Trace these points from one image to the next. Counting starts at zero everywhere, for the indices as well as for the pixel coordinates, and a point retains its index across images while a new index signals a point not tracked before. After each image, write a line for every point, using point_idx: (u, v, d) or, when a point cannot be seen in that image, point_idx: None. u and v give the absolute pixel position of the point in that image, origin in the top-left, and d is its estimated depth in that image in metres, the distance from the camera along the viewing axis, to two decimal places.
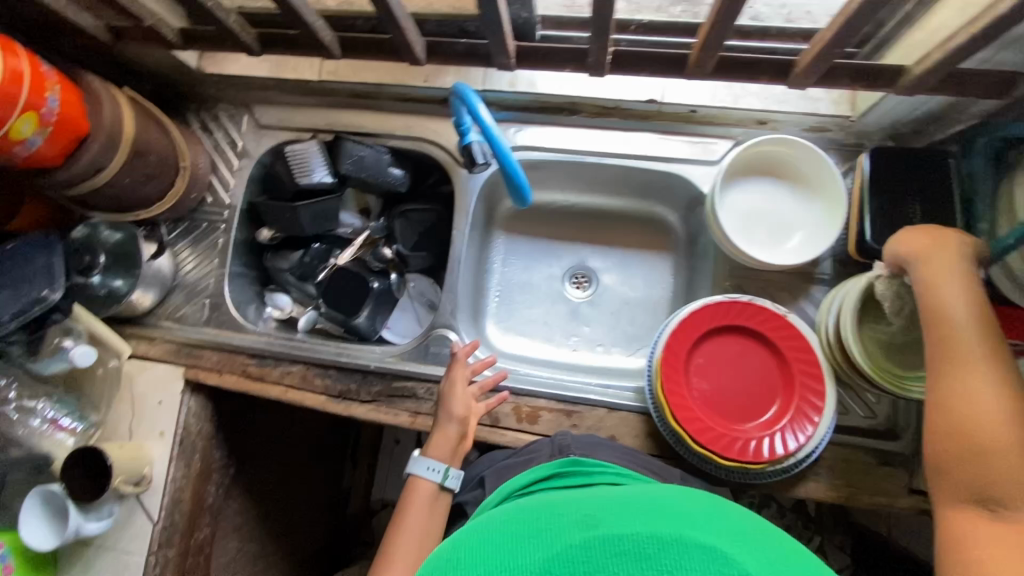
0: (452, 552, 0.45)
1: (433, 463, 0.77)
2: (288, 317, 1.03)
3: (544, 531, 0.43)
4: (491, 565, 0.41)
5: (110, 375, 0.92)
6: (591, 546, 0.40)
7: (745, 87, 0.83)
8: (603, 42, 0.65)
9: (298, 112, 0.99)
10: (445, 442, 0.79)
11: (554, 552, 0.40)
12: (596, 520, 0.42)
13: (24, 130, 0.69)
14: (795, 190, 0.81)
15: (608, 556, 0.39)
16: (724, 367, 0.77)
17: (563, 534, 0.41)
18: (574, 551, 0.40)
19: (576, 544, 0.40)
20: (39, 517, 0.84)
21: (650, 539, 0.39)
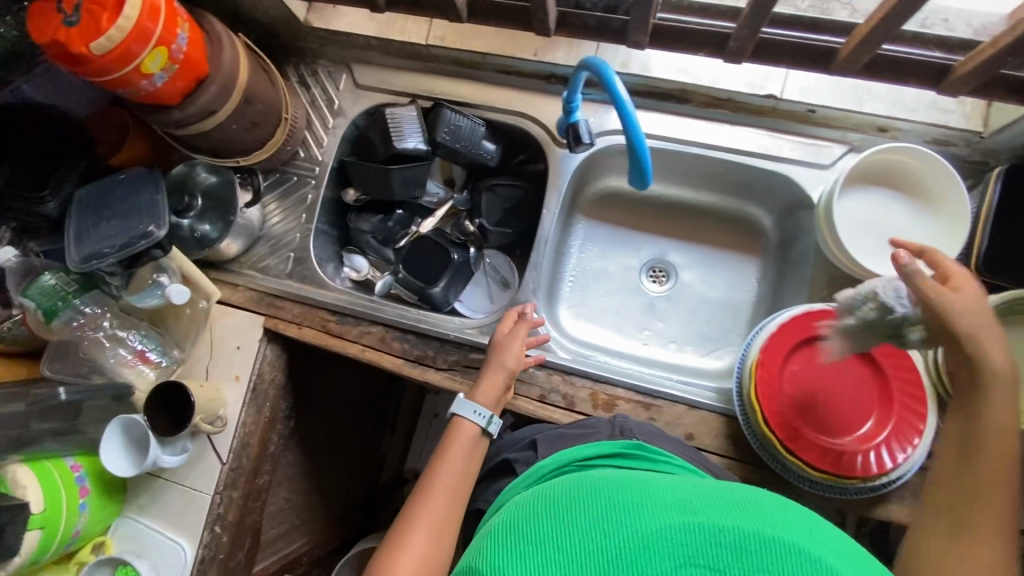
0: (536, 508, 0.45)
1: (481, 408, 0.73)
2: (364, 279, 1.03)
3: (641, 505, 0.43)
4: (581, 535, 0.41)
5: (197, 315, 0.94)
6: (692, 530, 0.40)
7: (872, 91, 0.80)
8: (758, 25, 0.64)
9: (398, 75, 0.98)
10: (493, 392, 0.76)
11: (655, 528, 0.40)
12: (694, 507, 0.42)
13: (153, 67, 0.69)
14: (913, 203, 0.78)
15: (708, 544, 0.39)
16: (819, 377, 0.75)
17: (660, 514, 0.41)
18: (675, 531, 0.40)
19: (676, 525, 0.40)
20: (118, 445, 0.86)
21: (753, 536, 0.39)
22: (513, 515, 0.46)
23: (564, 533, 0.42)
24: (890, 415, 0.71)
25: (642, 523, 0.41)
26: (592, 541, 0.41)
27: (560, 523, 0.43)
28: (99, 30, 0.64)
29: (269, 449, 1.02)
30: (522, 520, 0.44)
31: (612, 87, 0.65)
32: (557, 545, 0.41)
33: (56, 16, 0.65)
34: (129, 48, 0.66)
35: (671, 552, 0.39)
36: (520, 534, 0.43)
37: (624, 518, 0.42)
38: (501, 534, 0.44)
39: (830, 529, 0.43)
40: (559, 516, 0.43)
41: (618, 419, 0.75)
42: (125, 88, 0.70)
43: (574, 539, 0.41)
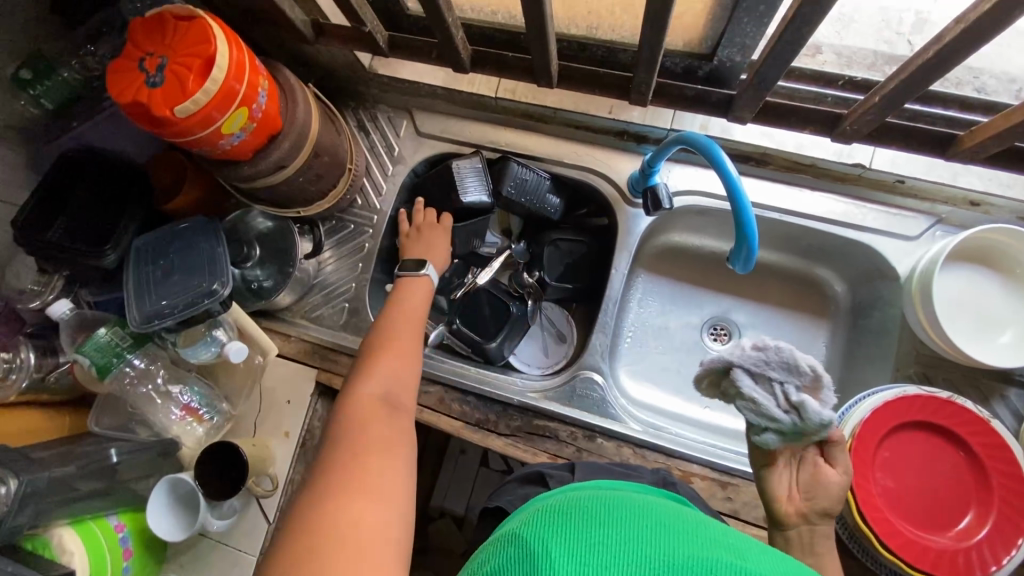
0: (571, 501, 0.37)
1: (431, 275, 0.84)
2: None
3: (695, 533, 0.34)
4: (610, 537, 0.33)
5: (253, 369, 0.91)
6: (739, 573, 0.30)
7: (966, 165, 0.77)
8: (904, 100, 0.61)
9: (462, 125, 0.96)
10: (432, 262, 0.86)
11: (701, 555, 0.32)
12: (751, 555, 0.32)
13: (233, 126, 0.66)
14: (1009, 284, 0.75)
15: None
16: (913, 466, 0.71)
17: (710, 547, 0.32)
18: (722, 566, 0.31)
19: (723, 561, 0.31)
20: (165, 506, 0.83)
21: None
22: (546, 505, 0.38)
23: (586, 528, 0.33)
24: (990, 510, 0.68)
25: (687, 547, 0.32)
26: (612, 544, 0.32)
27: (589, 514, 0.34)
28: (185, 93, 0.61)
29: None
30: (554, 508, 0.37)
31: (720, 162, 0.65)
32: (573, 534, 0.33)
33: (139, 75, 0.62)
34: (211, 112, 0.62)
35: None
36: (541, 519, 0.35)
37: (665, 537, 0.33)
38: (535, 513, 0.37)
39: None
40: (590, 509, 0.35)
41: (664, 472, 0.74)
42: (200, 146, 0.67)
43: (594, 538, 0.33)
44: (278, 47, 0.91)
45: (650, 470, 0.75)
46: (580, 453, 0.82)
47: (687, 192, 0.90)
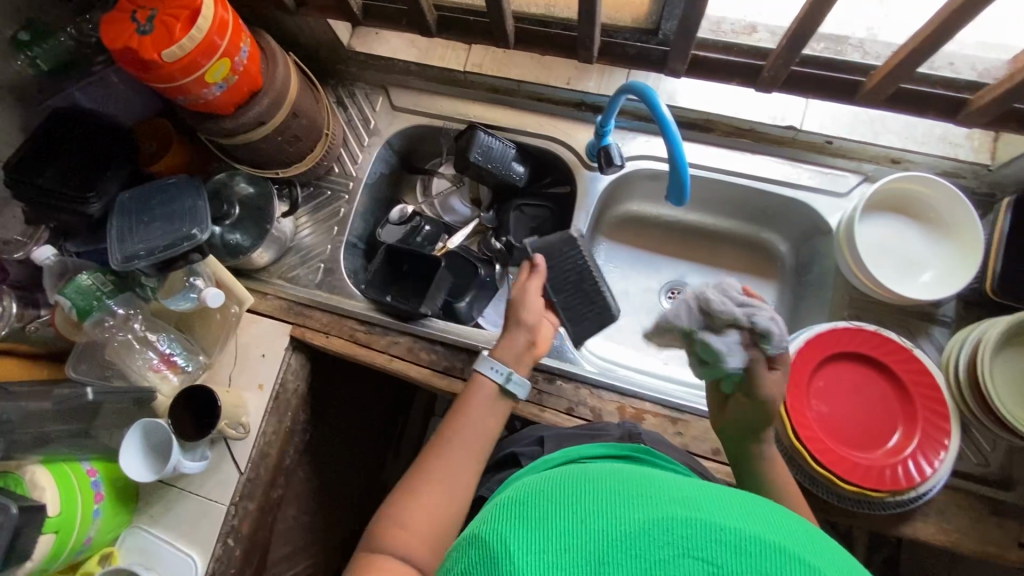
0: (527, 489, 0.38)
1: (500, 366, 0.76)
2: None
3: (646, 496, 0.35)
4: (577, 515, 0.34)
5: (228, 321, 0.94)
6: (693, 526, 0.32)
7: (886, 124, 0.85)
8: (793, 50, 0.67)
9: (433, 99, 1.03)
10: (512, 346, 0.78)
11: (655, 517, 0.33)
12: (701, 503, 0.34)
13: (216, 76, 0.73)
14: (925, 230, 0.83)
15: (708, 541, 0.31)
16: (844, 392, 0.77)
17: (661, 503, 0.34)
18: (675, 524, 0.32)
19: (676, 517, 0.33)
20: (138, 450, 0.84)
21: (756, 541, 0.32)
22: (503, 495, 0.39)
23: (544, 516, 0.34)
24: (915, 431, 0.73)
25: (639, 512, 0.33)
26: (571, 525, 0.33)
27: (543, 504, 0.35)
28: (172, 40, 0.67)
29: (285, 461, 1.01)
30: (511, 499, 0.37)
31: (656, 108, 0.70)
32: (533, 525, 0.34)
33: (130, 27, 0.69)
34: (196, 58, 0.69)
35: (668, 542, 0.32)
36: (501, 514, 0.36)
37: (618, 505, 0.34)
38: (492, 510, 0.37)
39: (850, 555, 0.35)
40: (547, 498, 0.36)
41: (627, 426, 0.78)
42: (184, 95, 0.74)
43: (554, 523, 0.34)
44: (263, 24, 0.98)
45: (617, 428, 0.78)
46: (541, 394, 0.87)
47: (640, 156, 0.96)
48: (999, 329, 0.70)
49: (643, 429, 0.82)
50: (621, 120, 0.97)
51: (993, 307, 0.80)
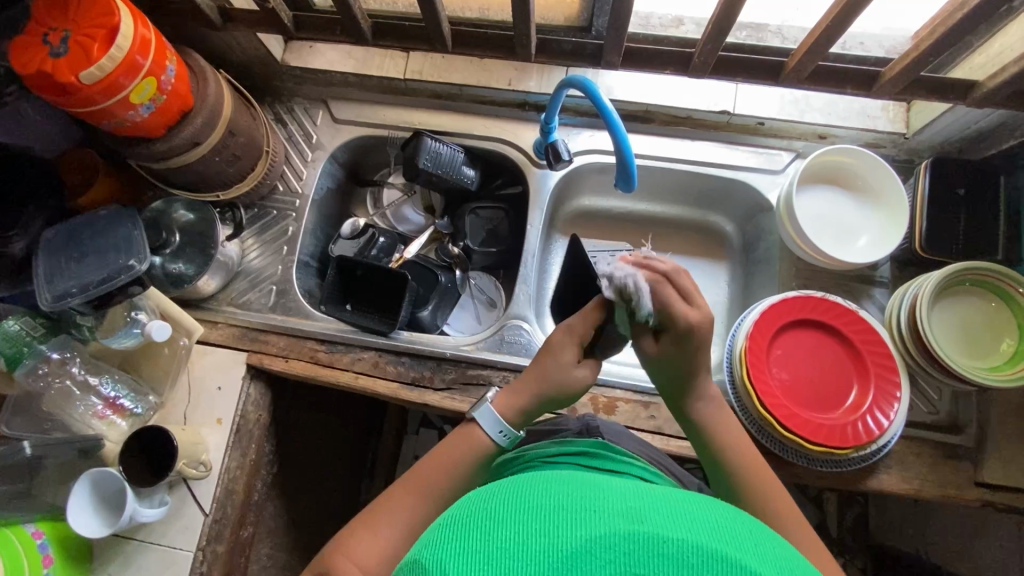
0: (473, 506, 0.38)
1: (507, 428, 0.66)
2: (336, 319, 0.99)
3: (589, 510, 0.35)
4: (520, 535, 0.34)
5: (178, 354, 0.89)
6: (635, 543, 0.32)
7: (810, 103, 0.90)
8: (715, 44, 0.69)
9: (376, 109, 1.02)
10: (519, 404, 0.67)
11: (596, 534, 0.33)
12: (642, 513, 0.34)
13: (142, 97, 0.70)
14: (856, 198, 0.89)
15: (649, 557, 0.31)
16: (801, 357, 0.80)
17: (604, 519, 0.34)
18: (617, 541, 0.32)
19: (618, 533, 0.33)
20: (88, 504, 0.77)
21: (695, 549, 0.32)
22: (451, 513, 0.39)
23: (485, 535, 0.34)
24: (869, 386, 0.77)
25: (581, 529, 0.33)
26: (513, 545, 0.33)
27: (485, 525, 0.35)
28: (89, 59, 0.64)
29: (253, 497, 0.96)
30: (457, 517, 0.37)
31: (597, 98, 0.71)
32: (475, 548, 0.33)
33: (43, 49, 0.65)
34: (117, 79, 0.66)
35: (609, 561, 0.32)
36: (444, 537, 0.35)
37: (559, 523, 0.34)
38: (436, 532, 0.37)
39: (789, 550, 0.36)
40: (490, 518, 0.35)
41: (587, 419, 0.78)
42: (110, 118, 0.71)
43: (496, 544, 0.33)
44: (188, 43, 0.94)
45: (575, 419, 0.79)
46: None
47: (588, 151, 0.98)
48: (932, 283, 0.74)
49: (628, 426, 0.82)
50: (564, 117, 0.99)
51: (924, 264, 0.86)
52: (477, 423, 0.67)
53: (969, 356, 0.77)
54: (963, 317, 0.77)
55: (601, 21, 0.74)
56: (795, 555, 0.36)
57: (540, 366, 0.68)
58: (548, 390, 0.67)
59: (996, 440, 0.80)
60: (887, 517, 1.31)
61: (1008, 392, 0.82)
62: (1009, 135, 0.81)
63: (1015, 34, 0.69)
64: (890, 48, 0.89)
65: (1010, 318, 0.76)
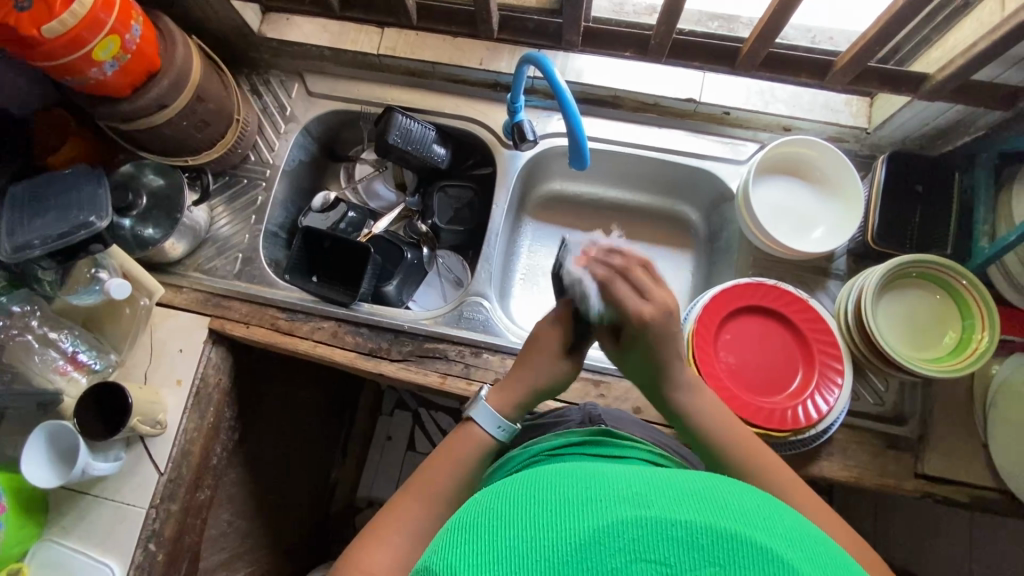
0: (478, 509, 0.39)
1: (503, 421, 0.68)
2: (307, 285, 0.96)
3: (595, 500, 0.36)
4: (533, 533, 0.34)
5: (138, 314, 0.91)
6: (645, 528, 0.33)
7: (775, 94, 0.91)
8: (670, 26, 0.70)
9: (350, 84, 1.03)
10: (517, 401, 0.69)
11: (605, 524, 0.34)
12: (649, 498, 0.35)
13: (105, 54, 0.71)
14: (815, 189, 0.90)
15: (660, 541, 0.33)
16: (749, 342, 0.82)
17: (611, 507, 0.35)
18: (625, 527, 0.33)
19: (626, 520, 0.34)
20: (42, 454, 0.79)
21: (704, 530, 0.33)
22: (456, 520, 0.39)
23: (495, 537, 0.35)
24: (812, 373, 0.78)
25: (590, 519, 0.34)
26: (525, 543, 0.34)
27: (495, 526, 0.36)
28: (51, 13, 0.65)
29: (211, 460, 0.97)
30: (463, 522, 0.38)
31: (552, 76, 0.72)
32: (486, 552, 0.34)
33: None
34: (81, 33, 0.68)
35: (620, 549, 0.33)
36: (454, 541, 0.36)
37: (568, 516, 0.35)
38: (444, 540, 0.37)
39: (791, 515, 0.38)
40: (499, 519, 0.36)
41: (588, 408, 0.79)
42: (71, 75, 0.72)
43: (508, 543, 0.34)
44: (165, 9, 0.95)
45: (578, 410, 0.80)
46: (468, 368, 0.88)
47: (556, 134, 0.99)
48: (876, 277, 0.76)
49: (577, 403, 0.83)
50: (533, 99, 0.99)
51: (879, 258, 0.87)
52: (477, 423, 0.67)
53: (911, 349, 0.78)
54: (907, 310, 0.79)
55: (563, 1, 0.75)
56: (799, 521, 0.38)
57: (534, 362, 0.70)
58: (540, 387, 0.70)
59: (938, 433, 0.81)
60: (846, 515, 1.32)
61: (954, 386, 0.83)
62: (966, 132, 0.81)
63: (968, 27, 0.69)
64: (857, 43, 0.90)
65: (955, 312, 0.77)
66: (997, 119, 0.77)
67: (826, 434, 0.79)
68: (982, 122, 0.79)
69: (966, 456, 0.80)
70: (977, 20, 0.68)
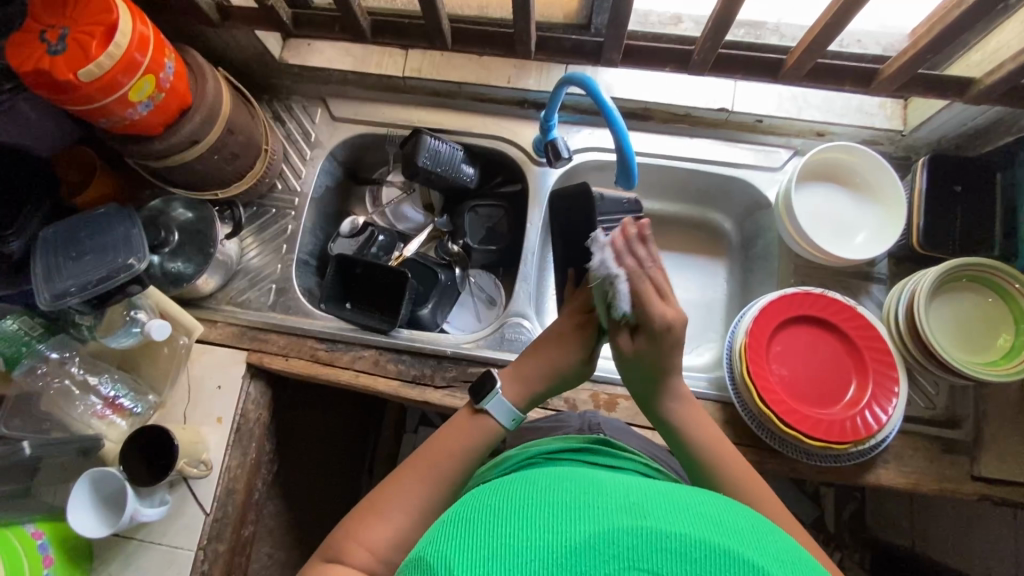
0: (478, 503, 0.39)
1: (510, 408, 0.67)
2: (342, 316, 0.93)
3: (592, 507, 0.35)
4: (523, 528, 0.35)
5: (177, 353, 0.89)
6: (638, 536, 0.33)
7: (808, 100, 0.91)
8: (715, 41, 0.69)
9: (375, 107, 1.02)
10: (530, 391, 0.68)
11: (599, 530, 0.34)
12: (646, 509, 0.35)
13: (140, 95, 0.70)
14: (853, 195, 0.89)
15: (654, 551, 0.32)
16: (800, 353, 0.81)
17: (607, 514, 0.35)
18: (620, 535, 0.33)
19: (621, 528, 0.33)
20: (88, 504, 0.77)
21: (698, 543, 0.33)
22: (455, 510, 0.40)
23: (489, 531, 0.35)
24: (868, 381, 0.77)
25: (584, 524, 0.34)
26: (516, 541, 0.34)
27: (491, 519, 0.36)
28: (88, 57, 0.64)
29: (254, 496, 0.95)
30: (463, 513, 0.38)
31: (597, 96, 0.71)
32: (479, 543, 0.34)
33: (41, 46, 0.65)
34: (116, 77, 0.66)
35: (613, 556, 0.32)
36: (449, 532, 0.36)
37: (563, 519, 0.35)
38: (442, 527, 0.38)
39: (789, 542, 0.37)
40: (495, 513, 0.37)
41: (588, 417, 0.79)
42: (107, 117, 0.70)
43: (501, 539, 0.34)
44: (184, 40, 0.94)
45: (577, 416, 0.79)
46: None
47: (587, 149, 0.98)
48: (930, 280, 0.75)
49: (628, 423, 0.83)
50: (562, 114, 0.99)
51: (921, 261, 0.86)
52: (490, 414, 0.66)
53: (967, 352, 0.77)
54: (960, 313, 0.78)
55: (602, 19, 0.74)
56: (794, 546, 0.37)
57: (544, 345, 0.70)
58: (557, 377, 0.69)
59: (991, 433, 0.81)
60: (882, 510, 1.32)
61: (1005, 386, 0.82)
62: (1006, 132, 0.81)
63: (1013, 30, 0.69)
64: (887, 46, 0.90)
65: (1007, 312, 0.77)
66: None
67: (883, 443, 0.79)
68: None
69: (1021, 456, 0.80)
70: (1022, 23, 0.67)
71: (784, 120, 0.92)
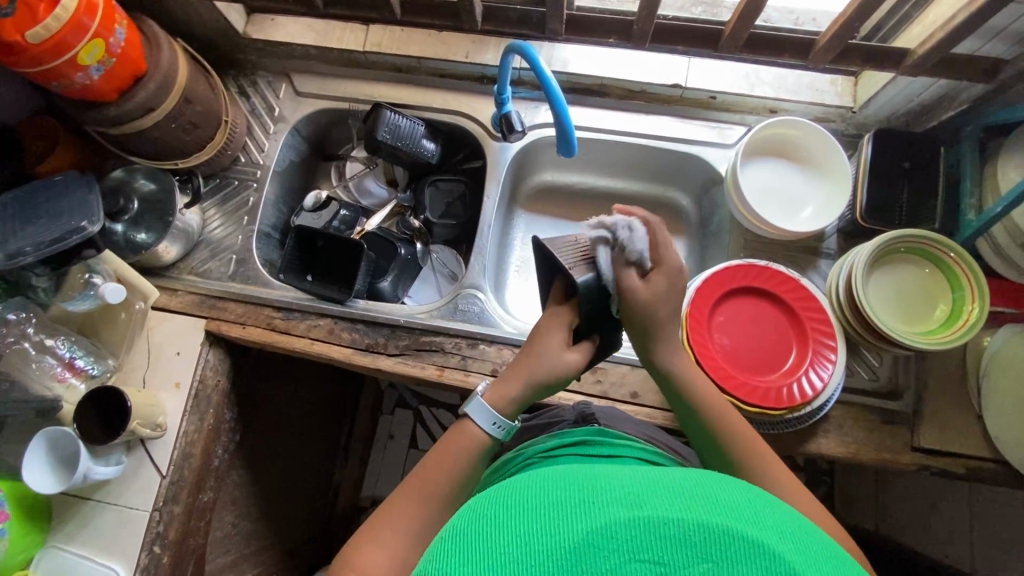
0: (467, 516, 0.36)
1: (500, 419, 0.64)
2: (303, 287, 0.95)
3: (588, 502, 0.33)
4: (522, 536, 0.32)
5: (134, 319, 0.91)
6: (637, 527, 0.31)
7: (760, 77, 0.92)
8: (651, 12, 0.70)
9: (337, 82, 1.03)
10: (512, 396, 0.65)
11: (597, 526, 0.32)
12: (641, 496, 0.33)
13: (89, 58, 0.71)
14: (802, 170, 0.90)
15: (652, 540, 0.31)
16: (742, 322, 0.82)
17: (603, 507, 0.32)
18: (617, 529, 0.31)
19: (618, 522, 0.31)
20: (43, 461, 0.79)
21: (698, 526, 0.31)
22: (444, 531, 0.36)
23: (486, 545, 0.32)
24: (808, 351, 0.79)
25: (582, 521, 0.32)
26: (516, 550, 0.31)
27: (487, 531, 0.33)
28: (35, 18, 0.65)
29: (213, 462, 0.97)
30: (454, 531, 0.35)
31: (535, 63, 0.73)
32: (478, 562, 0.31)
33: None
34: (65, 37, 0.68)
35: (614, 550, 0.31)
36: (443, 553, 0.33)
37: (558, 516, 0.32)
38: (432, 553, 0.34)
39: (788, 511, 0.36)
40: (489, 522, 0.34)
41: (582, 407, 0.80)
42: (58, 79, 0.72)
43: (499, 550, 0.32)
44: (147, 12, 0.95)
45: (572, 409, 0.81)
46: (465, 360, 0.88)
47: (544, 125, 0.99)
48: (865, 254, 0.76)
49: (575, 392, 0.84)
50: (520, 90, 1.00)
51: (868, 236, 0.87)
52: (472, 419, 0.64)
53: (905, 324, 0.78)
54: (900, 286, 0.79)
55: None
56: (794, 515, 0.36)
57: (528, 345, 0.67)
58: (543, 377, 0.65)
59: (931, 405, 0.82)
60: None
61: (947, 359, 0.83)
62: (949, 107, 0.82)
63: (947, 2, 0.69)
64: None
65: (945, 285, 0.78)
66: (977, 92, 0.78)
67: (822, 411, 0.80)
68: (963, 96, 0.80)
69: (960, 428, 0.81)
70: None
71: (737, 97, 0.93)
